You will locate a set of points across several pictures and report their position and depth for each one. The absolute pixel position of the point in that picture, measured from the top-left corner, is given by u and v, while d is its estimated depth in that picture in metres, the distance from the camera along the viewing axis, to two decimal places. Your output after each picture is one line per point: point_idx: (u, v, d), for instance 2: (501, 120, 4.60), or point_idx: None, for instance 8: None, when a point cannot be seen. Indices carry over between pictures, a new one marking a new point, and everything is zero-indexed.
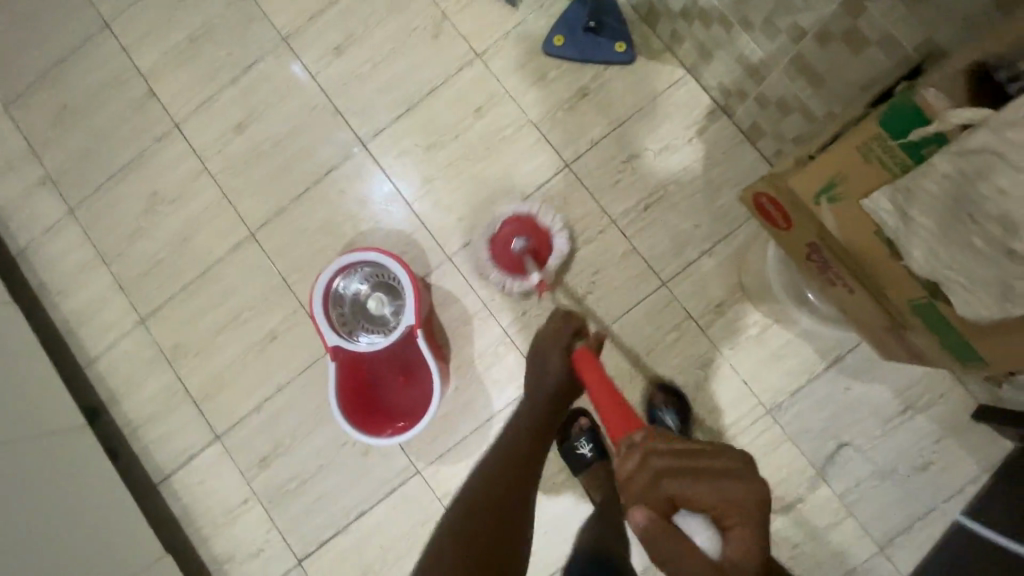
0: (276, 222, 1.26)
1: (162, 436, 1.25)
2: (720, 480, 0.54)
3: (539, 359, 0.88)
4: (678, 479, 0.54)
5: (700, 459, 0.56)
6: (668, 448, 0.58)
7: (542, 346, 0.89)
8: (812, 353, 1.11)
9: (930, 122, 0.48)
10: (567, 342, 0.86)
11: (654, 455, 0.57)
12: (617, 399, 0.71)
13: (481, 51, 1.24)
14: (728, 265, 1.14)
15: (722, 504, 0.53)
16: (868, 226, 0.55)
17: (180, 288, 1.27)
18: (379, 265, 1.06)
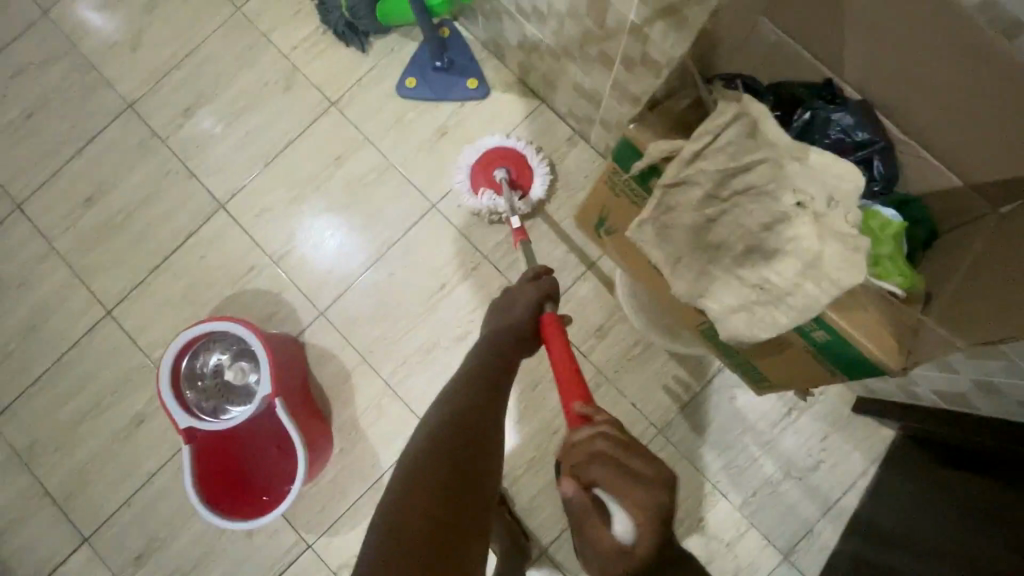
0: (136, 295, 1.18)
1: (23, 546, 1.13)
2: (635, 486, 0.50)
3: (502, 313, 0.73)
4: (609, 467, 0.51)
5: (635, 474, 0.50)
6: (615, 458, 0.51)
7: (507, 295, 0.74)
8: (694, 366, 1.10)
9: (641, 155, 0.55)
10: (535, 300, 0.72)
11: (601, 461, 0.51)
12: (573, 371, 0.63)
13: (336, 99, 1.21)
14: (603, 287, 1.13)
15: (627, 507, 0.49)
16: (639, 255, 0.65)
17: (33, 379, 1.17)
18: (235, 334, 0.99)
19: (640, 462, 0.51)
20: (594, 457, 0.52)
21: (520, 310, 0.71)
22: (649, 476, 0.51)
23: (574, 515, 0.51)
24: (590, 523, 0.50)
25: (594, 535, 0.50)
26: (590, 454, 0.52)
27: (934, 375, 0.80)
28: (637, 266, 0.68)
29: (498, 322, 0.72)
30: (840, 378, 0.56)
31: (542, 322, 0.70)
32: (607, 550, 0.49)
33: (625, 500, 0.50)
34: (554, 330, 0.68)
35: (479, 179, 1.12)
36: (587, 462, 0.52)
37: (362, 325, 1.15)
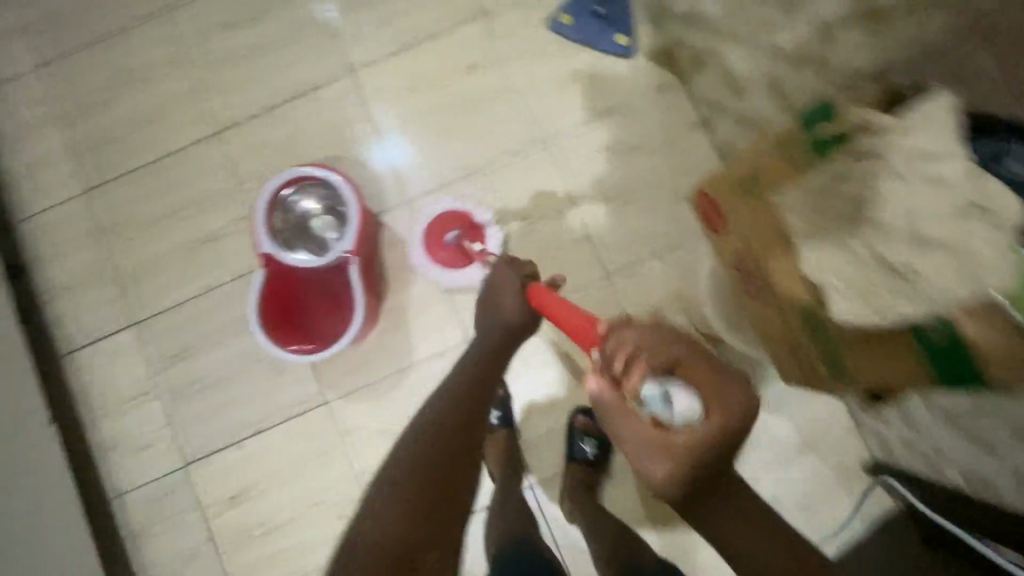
0: (247, 125, 1.24)
1: (81, 308, 1.21)
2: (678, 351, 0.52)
3: (489, 296, 0.81)
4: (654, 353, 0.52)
5: (683, 353, 0.52)
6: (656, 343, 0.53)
7: (492, 282, 0.82)
8: (731, 375, 1.13)
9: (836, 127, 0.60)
10: (519, 285, 0.79)
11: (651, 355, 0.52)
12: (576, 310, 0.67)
13: (488, 9, 1.23)
14: (673, 272, 1.15)
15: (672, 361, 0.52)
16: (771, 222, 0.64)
17: (134, 168, 1.24)
18: (338, 189, 1.05)
19: (671, 333, 0.54)
20: (637, 351, 0.53)
21: (507, 295, 0.79)
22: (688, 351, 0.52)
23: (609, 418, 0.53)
24: (623, 419, 0.52)
25: (628, 432, 0.51)
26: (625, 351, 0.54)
27: (968, 454, 0.81)
28: (748, 249, 0.70)
29: (488, 312, 0.80)
30: (927, 386, 0.56)
31: (533, 292, 0.75)
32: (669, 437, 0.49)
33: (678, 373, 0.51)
34: (546, 295, 0.73)
35: (437, 252, 1.13)
36: (634, 361, 0.53)
37: None
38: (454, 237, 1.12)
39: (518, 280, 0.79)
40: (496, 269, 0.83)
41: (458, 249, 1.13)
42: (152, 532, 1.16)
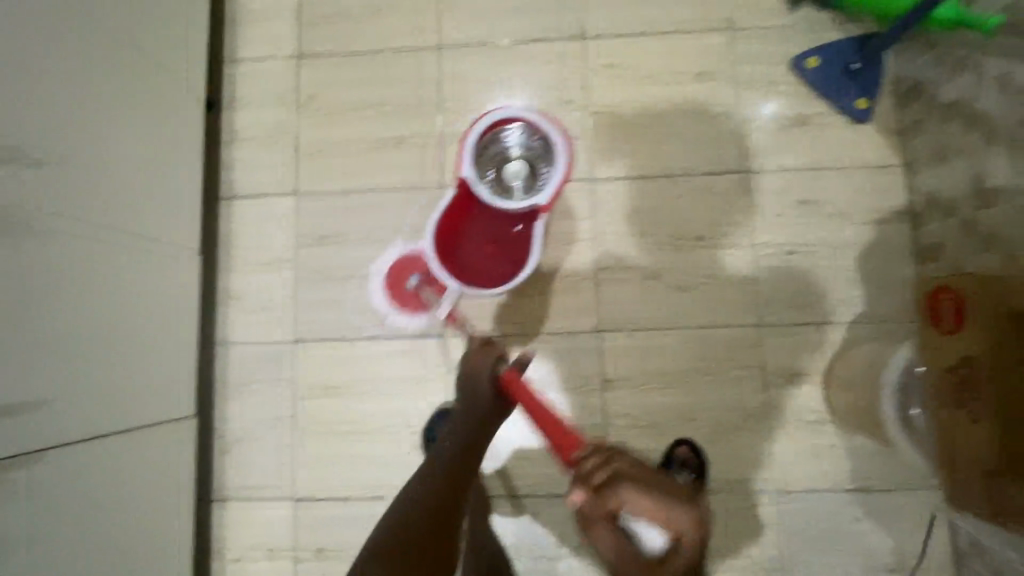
0: (466, 52, 1.24)
1: (254, 161, 1.25)
2: (660, 497, 0.56)
3: (466, 382, 0.89)
4: (632, 490, 0.56)
5: (658, 492, 0.56)
6: (637, 476, 0.57)
7: (465, 367, 0.90)
8: (844, 466, 1.09)
9: None
10: (493, 368, 0.87)
11: (624, 486, 0.57)
12: (549, 413, 0.72)
13: (738, 27, 1.21)
14: (825, 347, 1.12)
15: (662, 517, 0.55)
16: None
17: (348, 51, 1.26)
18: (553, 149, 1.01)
19: (661, 486, 0.56)
20: (618, 476, 0.57)
21: (483, 381, 0.87)
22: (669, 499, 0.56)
23: (586, 525, 0.59)
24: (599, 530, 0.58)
25: (608, 547, 0.57)
26: (604, 478, 0.58)
27: None
28: (988, 361, 0.88)
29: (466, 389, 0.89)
30: None
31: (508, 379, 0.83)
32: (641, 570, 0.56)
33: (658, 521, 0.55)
34: (520, 387, 0.79)
35: (400, 296, 1.18)
36: (611, 486, 0.57)
37: (615, 214, 1.18)
38: (415, 284, 1.17)
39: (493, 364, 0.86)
40: (472, 349, 0.92)
41: (416, 293, 1.18)
42: (244, 389, 1.19)
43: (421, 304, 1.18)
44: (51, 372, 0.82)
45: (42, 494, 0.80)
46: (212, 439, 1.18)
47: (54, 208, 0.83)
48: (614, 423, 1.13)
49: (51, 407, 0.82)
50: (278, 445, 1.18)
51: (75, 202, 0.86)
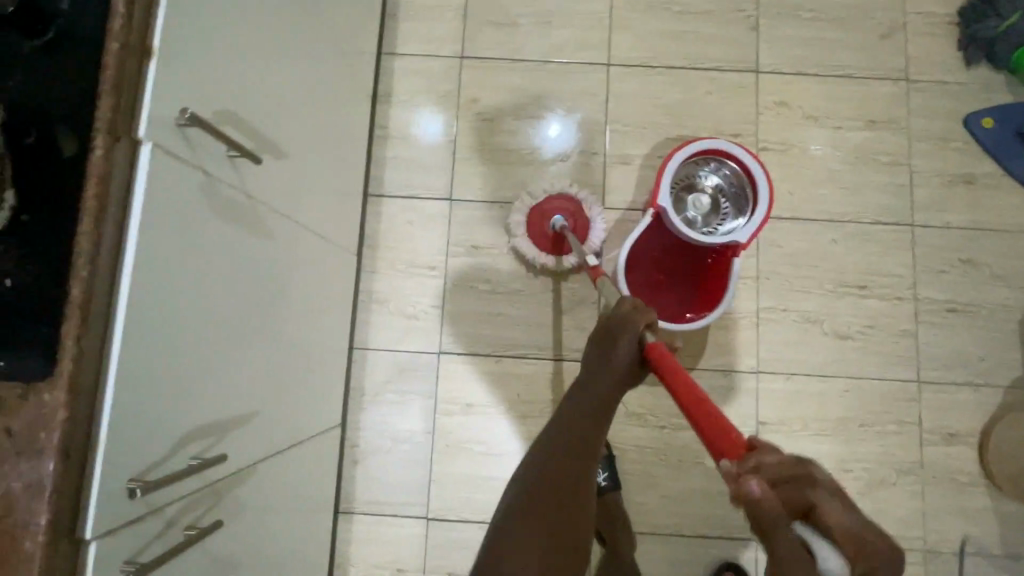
0: (635, 71, 1.21)
1: (407, 160, 1.19)
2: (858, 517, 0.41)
3: (600, 344, 0.72)
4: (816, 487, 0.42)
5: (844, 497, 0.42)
6: (817, 476, 0.44)
7: (604, 321, 0.74)
8: (996, 534, 1.08)
9: None
10: (637, 330, 0.71)
11: (819, 487, 0.42)
12: (702, 395, 0.58)
13: (912, 78, 1.20)
14: (982, 408, 1.11)
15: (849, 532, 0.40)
16: None
17: (514, 57, 1.22)
18: (750, 194, 0.99)
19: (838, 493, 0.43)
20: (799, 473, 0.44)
21: (622, 344, 0.71)
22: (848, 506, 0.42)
23: (760, 531, 0.41)
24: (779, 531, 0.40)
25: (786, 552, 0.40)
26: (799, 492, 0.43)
27: None
28: None
29: (598, 359, 0.72)
30: None
31: (652, 348, 0.68)
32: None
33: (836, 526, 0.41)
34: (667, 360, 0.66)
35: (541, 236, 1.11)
36: (799, 483, 0.43)
37: (778, 253, 1.15)
38: (558, 224, 1.10)
39: (639, 328, 0.71)
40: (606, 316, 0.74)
41: (557, 236, 1.10)
42: (380, 399, 1.14)
43: (556, 247, 1.11)
44: (280, 377, 0.75)
45: (265, 508, 0.74)
46: (344, 449, 1.12)
47: (295, 204, 0.76)
48: None
49: (277, 412, 0.75)
50: (412, 462, 1.12)
51: (307, 197, 0.79)
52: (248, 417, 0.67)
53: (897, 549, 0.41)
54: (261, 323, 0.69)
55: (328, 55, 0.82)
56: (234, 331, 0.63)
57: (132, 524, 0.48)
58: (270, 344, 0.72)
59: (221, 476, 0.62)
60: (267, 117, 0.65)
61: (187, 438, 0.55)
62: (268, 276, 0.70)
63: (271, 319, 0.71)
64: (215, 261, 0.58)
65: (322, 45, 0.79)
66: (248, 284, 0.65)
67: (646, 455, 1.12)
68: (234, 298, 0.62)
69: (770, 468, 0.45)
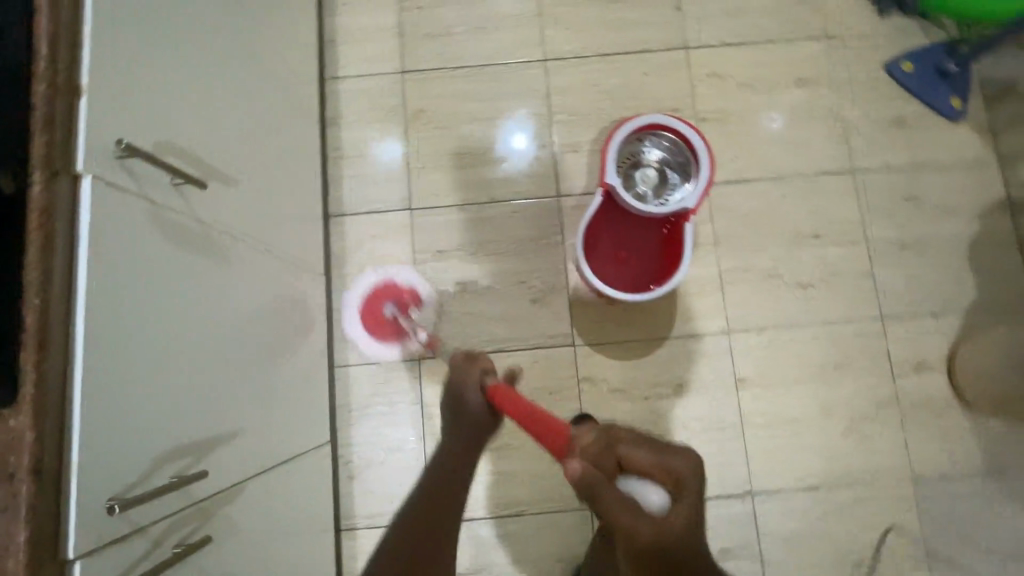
0: (571, 64, 1.26)
1: (363, 177, 1.22)
2: (666, 450, 0.63)
3: (453, 395, 0.84)
4: (629, 443, 0.64)
5: (652, 441, 0.64)
6: (632, 436, 0.64)
7: (455, 374, 0.85)
8: (977, 453, 1.11)
9: None
10: (480, 380, 0.82)
11: (624, 443, 0.64)
12: (534, 407, 0.71)
13: (832, 36, 1.26)
14: (946, 335, 1.15)
15: (658, 464, 0.62)
16: None
17: (453, 66, 1.26)
18: (693, 162, 1.03)
19: (649, 438, 0.64)
20: (613, 438, 0.65)
21: (471, 391, 0.82)
22: (664, 448, 0.63)
23: (590, 486, 0.59)
24: (606, 488, 0.58)
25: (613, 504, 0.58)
26: (612, 446, 0.64)
27: None
28: None
29: (453, 406, 0.84)
30: None
31: (495, 391, 0.76)
32: (647, 522, 0.57)
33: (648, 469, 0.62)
34: (505, 392, 0.75)
35: (376, 326, 1.17)
36: (611, 446, 0.64)
37: (731, 216, 1.20)
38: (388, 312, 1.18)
39: (478, 378, 0.82)
40: (462, 361, 0.87)
41: (392, 322, 1.18)
42: (368, 412, 1.15)
43: (399, 334, 1.17)
44: (258, 397, 0.77)
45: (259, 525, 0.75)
46: (337, 466, 1.13)
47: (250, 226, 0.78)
48: (751, 423, 1.13)
49: (260, 430, 0.77)
50: (406, 469, 1.13)
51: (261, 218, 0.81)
52: (230, 436, 0.68)
53: (692, 457, 0.63)
54: (229, 343, 0.71)
55: (265, 82, 0.85)
56: (205, 354, 0.64)
57: (117, 543, 0.49)
58: (243, 365, 0.74)
59: (207, 496, 0.63)
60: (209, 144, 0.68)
61: (167, 458, 0.57)
62: (234, 296, 0.72)
63: (241, 339, 0.73)
64: (174, 287, 0.60)
65: (257, 73, 0.82)
66: (212, 306, 0.67)
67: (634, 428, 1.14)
68: (200, 323, 0.64)
69: (589, 447, 0.64)
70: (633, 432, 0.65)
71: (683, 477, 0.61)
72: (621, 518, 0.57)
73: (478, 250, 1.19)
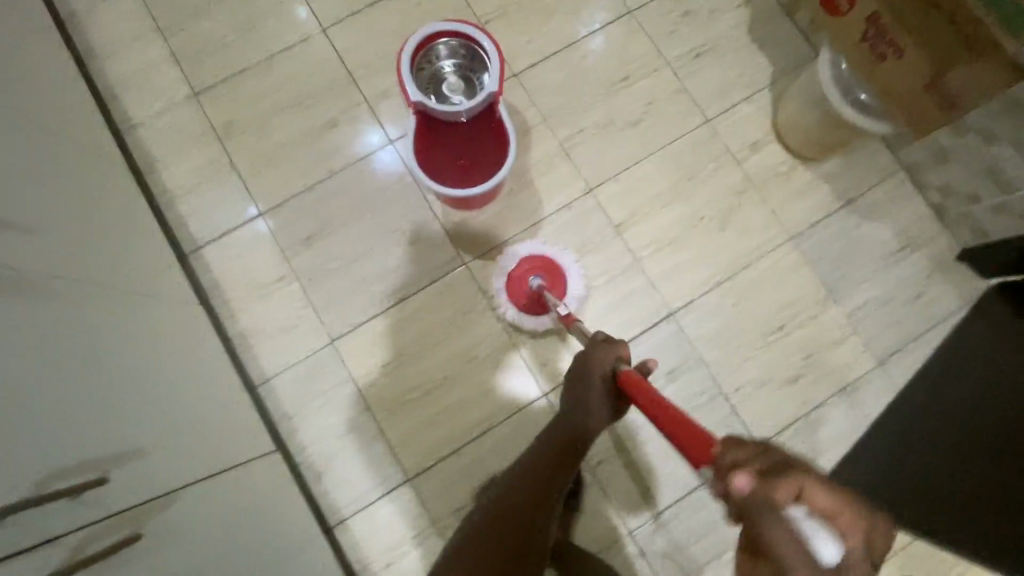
0: (349, 21, 1.28)
1: (203, 205, 1.21)
2: (851, 503, 0.41)
3: (579, 385, 0.82)
4: (822, 488, 0.41)
5: (843, 490, 0.42)
6: (818, 473, 0.42)
7: (583, 364, 0.83)
8: (829, 192, 1.25)
9: None
10: (613, 368, 0.80)
11: (803, 475, 0.42)
12: (673, 408, 0.66)
13: None
14: (764, 111, 1.28)
15: (850, 521, 0.40)
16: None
17: (241, 70, 1.26)
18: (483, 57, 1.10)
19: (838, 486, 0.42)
20: (786, 466, 0.43)
21: (594, 377, 0.81)
22: (861, 510, 0.41)
23: (751, 516, 0.40)
24: (769, 516, 0.40)
25: (776, 541, 0.39)
26: (772, 466, 0.43)
27: None
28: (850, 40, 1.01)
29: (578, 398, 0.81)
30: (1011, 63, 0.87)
31: (625, 376, 0.76)
32: (808, 573, 0.38)
33: (833, 518, 0.40)
34: (639, 383, 0.73)
35: (522, 297, 1.15)
36: (783, 472, 0.42)
37: (549, 91, 1.27)
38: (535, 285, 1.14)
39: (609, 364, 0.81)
40: (590, 344, 0.85)
41: (539, 296, 1.14)
42: (307, 412, 1.15)
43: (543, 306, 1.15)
44: (155, 408, 0.79)
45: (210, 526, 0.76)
46: (302, 473, 1.13)
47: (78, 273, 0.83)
48: (644, 256, 1.22)
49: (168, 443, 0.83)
50: (367, 444, 1.14)
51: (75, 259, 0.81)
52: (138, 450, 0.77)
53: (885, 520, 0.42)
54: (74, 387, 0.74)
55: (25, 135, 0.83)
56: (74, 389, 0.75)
57: None
58: (125, 378, 0.76)
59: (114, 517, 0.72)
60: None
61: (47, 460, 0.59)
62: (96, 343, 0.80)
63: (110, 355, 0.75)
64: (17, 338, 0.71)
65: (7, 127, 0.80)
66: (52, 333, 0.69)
67: None
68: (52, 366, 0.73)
69: (743, 460, 0.45)
70: (837, 487, 0.41)
71: (876, 548, 0.41)
72: (774, 559, 0.39)
73: (342, 222, 1.21)
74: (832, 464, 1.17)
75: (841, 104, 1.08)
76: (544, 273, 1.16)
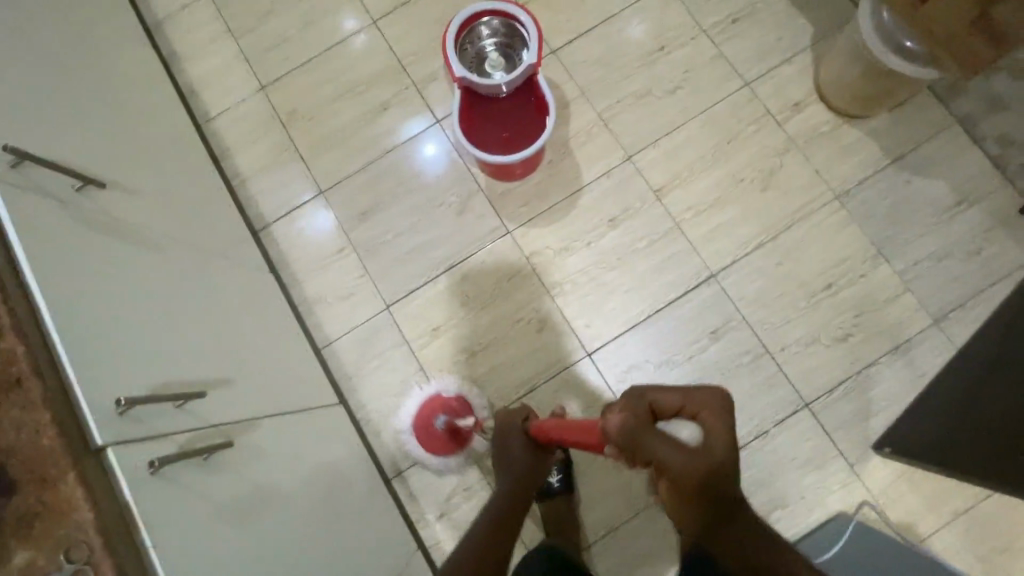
0: (397, 12, 1.38)
1: (270, 186, 1.33)
2: (684, 391, 0.63)
3: (500, 450, 0.86)
4: (658, 392, 0.63)
5: (675, 387, 0.64)
6: (653, 388, 0.64)
7: (499, 429, 0.88)
8: (877, 150, 1.22)
9: None
10: (524, 432, 0.86)
11: (645, 392, 0.63)
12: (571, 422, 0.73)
13: None
14: (806, 72, 1.27)
15: (686, 400, 0.63)
16: None
17: (302, 63, 1.38)
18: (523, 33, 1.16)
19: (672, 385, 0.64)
20: (634, 395, 0.63)
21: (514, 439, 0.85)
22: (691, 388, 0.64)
23: (635, 440, 0.60)
24: (645, 435, 0.60)
25: (659, 447, 0.59)
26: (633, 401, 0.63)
27: None
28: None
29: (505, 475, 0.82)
30: None
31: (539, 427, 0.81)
32: (677, 447, 0.60)
33: (682, 407, 0.63)
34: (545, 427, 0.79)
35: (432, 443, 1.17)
36: (636, 399, 0.63)
37: (586, 65, 1.31)
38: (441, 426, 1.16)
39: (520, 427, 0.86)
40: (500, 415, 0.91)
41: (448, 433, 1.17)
42: (365, 372, 1.24)
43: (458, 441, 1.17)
44: (238, 350, 0.90)
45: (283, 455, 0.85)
46: (362, 428, 1.21)
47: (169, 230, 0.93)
48: (684, 220, 1.24)
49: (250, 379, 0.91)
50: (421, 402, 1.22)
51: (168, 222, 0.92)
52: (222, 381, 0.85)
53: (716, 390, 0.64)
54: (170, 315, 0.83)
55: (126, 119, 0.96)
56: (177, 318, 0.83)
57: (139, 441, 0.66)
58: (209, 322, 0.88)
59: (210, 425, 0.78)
60: (94, 167, 0.83)
61: (144, 376, 0.71)
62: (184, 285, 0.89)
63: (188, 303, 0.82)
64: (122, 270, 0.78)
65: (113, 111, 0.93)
66: (149, 279, 0.81)
67: (591, 274, 1.24)
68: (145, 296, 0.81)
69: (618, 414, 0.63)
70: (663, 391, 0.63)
71: (718, 410, 0.63)
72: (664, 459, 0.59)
73: (394, 197, 1.30)
74: (884, 424, 1.15)
75: (884, 53, 1.07)
76: (441, 410, 1.17)
